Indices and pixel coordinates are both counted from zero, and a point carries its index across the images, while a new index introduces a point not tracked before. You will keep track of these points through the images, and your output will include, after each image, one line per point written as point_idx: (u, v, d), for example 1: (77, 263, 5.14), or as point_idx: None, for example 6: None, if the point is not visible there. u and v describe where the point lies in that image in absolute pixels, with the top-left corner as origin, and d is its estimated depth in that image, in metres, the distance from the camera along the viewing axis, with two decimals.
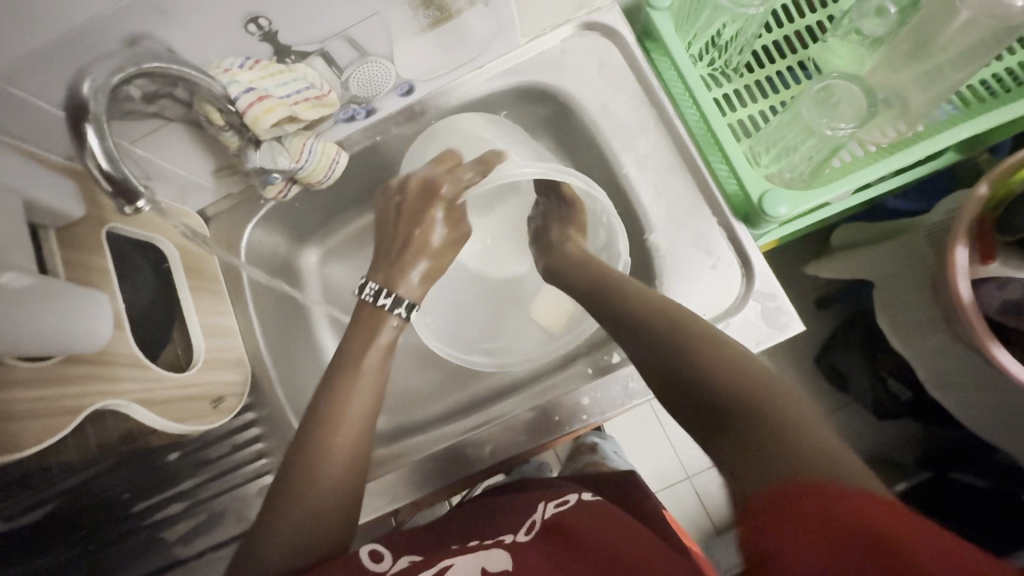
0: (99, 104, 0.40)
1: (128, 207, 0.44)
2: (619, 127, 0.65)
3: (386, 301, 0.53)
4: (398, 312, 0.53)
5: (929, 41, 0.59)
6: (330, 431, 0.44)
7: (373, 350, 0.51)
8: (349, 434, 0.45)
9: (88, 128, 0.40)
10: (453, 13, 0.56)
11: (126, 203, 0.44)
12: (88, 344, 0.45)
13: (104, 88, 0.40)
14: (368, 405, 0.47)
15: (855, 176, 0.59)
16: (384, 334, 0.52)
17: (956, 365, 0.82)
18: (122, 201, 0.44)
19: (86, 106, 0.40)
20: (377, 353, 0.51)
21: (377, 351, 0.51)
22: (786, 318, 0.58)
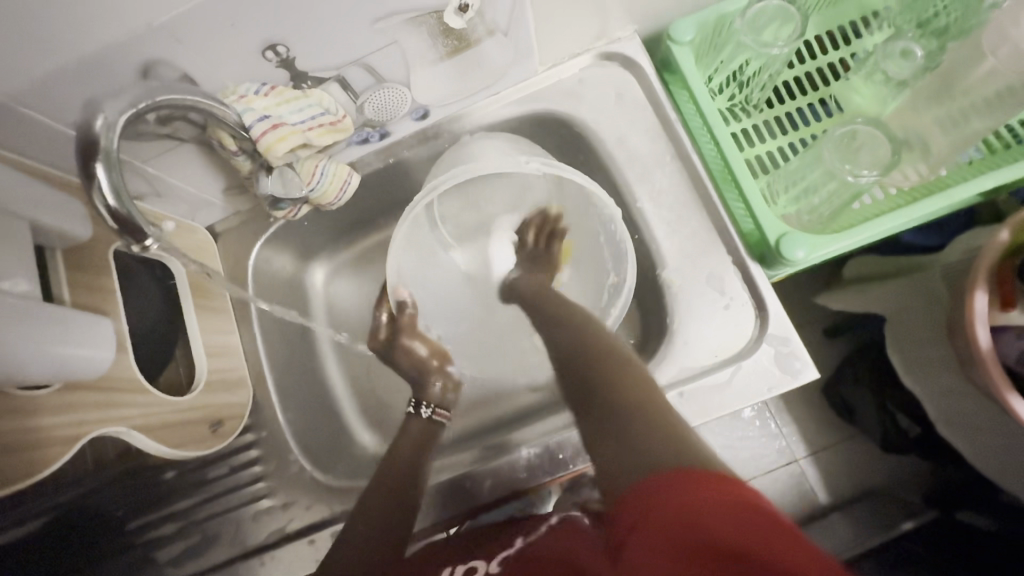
0: (111, 140, 0.39)
1: (135, 245, 0.44)
2: (634, 159, 0.65)
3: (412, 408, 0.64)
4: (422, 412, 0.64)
5: (954, 85, 0.57)
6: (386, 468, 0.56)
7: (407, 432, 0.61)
8: (400, 467, 0.57)
9: (98, 166, 0.39)
10: (472, 42, 0.55)
11: (134, 240, 0.44)
12: (90, 369, 0.44)
13: (115, 125, 0.39)
14: (413, 443, 0.60)
15: (875, 221, 0.58)
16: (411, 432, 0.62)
17: (973, 410, 0.80)
18: (129, 239, 0.43)
19: (97, 142, 0.39)
20: (411, 445, 0.60)
21: (412, 441, 0.60)
22: (799, 364, 0.57)
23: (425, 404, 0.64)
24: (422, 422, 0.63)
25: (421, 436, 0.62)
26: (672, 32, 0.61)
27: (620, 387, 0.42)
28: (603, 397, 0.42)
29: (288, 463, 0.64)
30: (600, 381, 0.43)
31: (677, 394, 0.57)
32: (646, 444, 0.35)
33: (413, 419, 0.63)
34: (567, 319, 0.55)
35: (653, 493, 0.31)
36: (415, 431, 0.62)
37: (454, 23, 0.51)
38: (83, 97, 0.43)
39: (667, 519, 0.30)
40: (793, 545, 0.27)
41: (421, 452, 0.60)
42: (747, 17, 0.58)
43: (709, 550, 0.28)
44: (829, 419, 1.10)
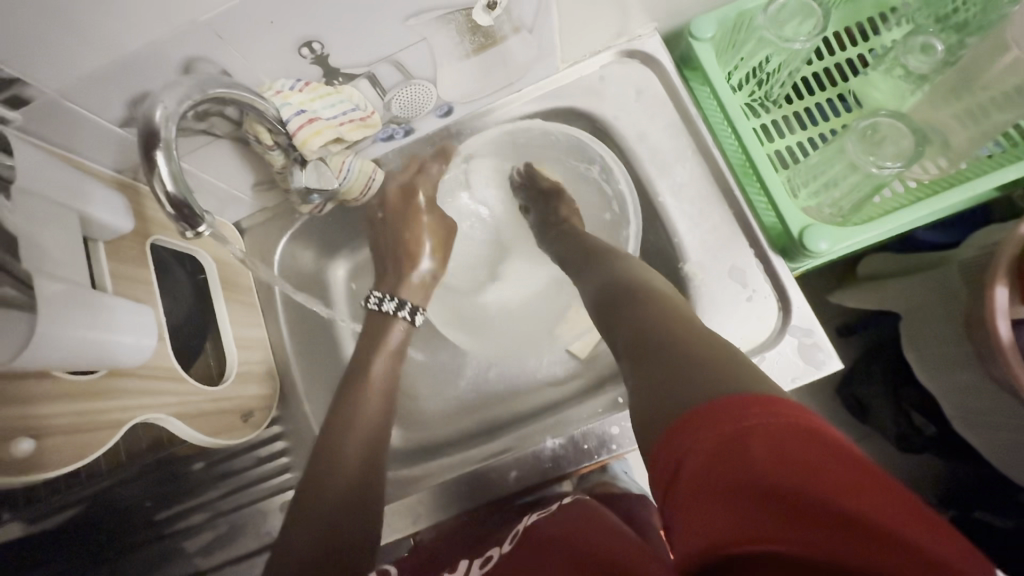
0: (169, 131, 0.41)
1: (189, 231, 0.45)
2: (656, 154, 0.65)
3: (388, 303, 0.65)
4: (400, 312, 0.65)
5: (975, 80, 0.58)
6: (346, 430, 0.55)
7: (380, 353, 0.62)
8: (364, 430, 0.56)
9: (158, 153, 0.41)
10: (498, 39, 0.56)
11: (188, 226, 0.45)
12: (132, 358, 0.45)
13: (173, 115, 0.41)
14: (381, 407, 0.58)
15: (897, 214, 0.59)
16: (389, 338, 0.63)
17: (990, 407, 0.80)
18: (184, 225, 0.44)
19: (157, 132, 0.40)
20: (386, 358, 0.62)
21: (387, 356, 0.62)
22: (822, 355, 0.57)
23: (416, 311, 0.67)
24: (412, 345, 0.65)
25: (398, 344, 0.64)
26: (693, 28, 0.62)
27: (663, 330, 0.40)
28: (657, 336, 0.39)
29: None
30: (662, 334, 0.39)
31: None
32: (710, 374, 0.32)
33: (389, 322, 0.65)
34: (603, 261, 0.57)
35: (724, 422, 0.28)
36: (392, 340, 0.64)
37: (482, 20, 0.52)
38: (127, 93, 0.44)
39: (751, 469, 0.25)
40: (884, 501, 0.23)
41: (389, 391, 0.60)
42: (769, 12, 0.59)
43: (800, 508, 0.23)
44: (843, 417, 1.10)
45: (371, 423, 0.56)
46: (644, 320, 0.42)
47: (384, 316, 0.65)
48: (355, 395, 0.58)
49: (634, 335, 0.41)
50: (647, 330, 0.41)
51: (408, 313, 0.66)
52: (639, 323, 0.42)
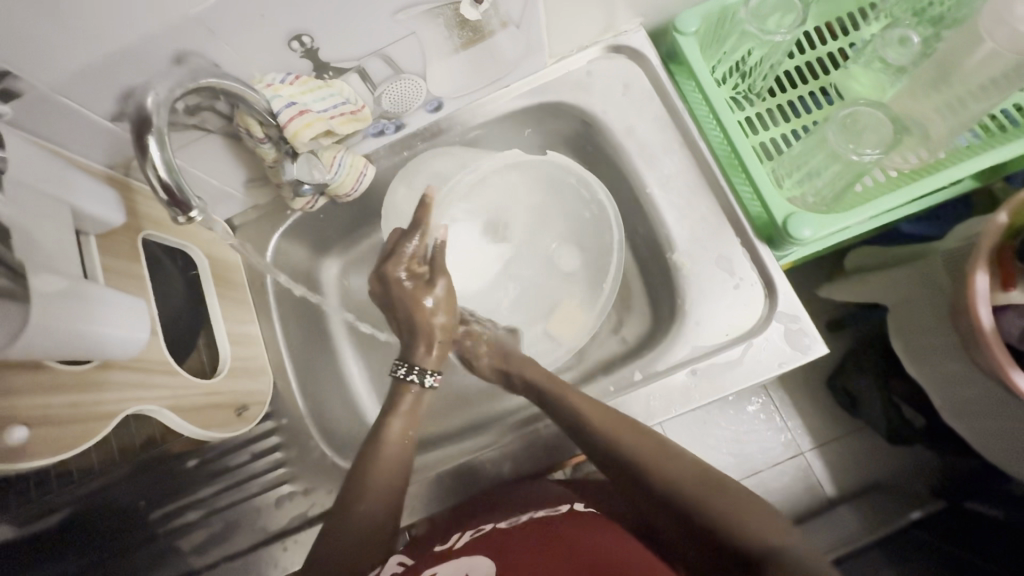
0: (161, 117, 0.44)
1: (182, 216, 0.46)
2: (644, 147, 0.66)
3: (409, 374, 0.58)
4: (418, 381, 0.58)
5: (951, 70, 0.60)
6: (373, 457, 0.53)
7: (396, 415, 0.57)
8: (389, 456, 0.54)
9: (150, 139, 0.43)
10: (486, 34, 0.57)
11: (180, 212, 0.45)
12: (126, 350, 0.45)
13: (162, 103, 0.45)
14: (405, 422, 0.57)
15: (878, 202, 0.60)
16: (405, 403, 0.57)
17: (975, 393, 0.81)
18: (177, 211, 0.45)
19: (149, 119, 0.44)
20: (402, 417, 0.57)
21: (403, 416, 0.57)
22: (809, 340, 0.58)
23: (426, 373, 0.59)
24: (421, 390, 0.58)
25: (413, 407, 0.58)
26: (678, 23, 0.64)
27: (692, 489, 0.44)
28: (693, 510, 0.43)
29: (309, 449, 0.65)
30: (690, 502, 0.43)
31: (690, 371, 0.59)
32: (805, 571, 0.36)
33: (403, 386, 0.59)
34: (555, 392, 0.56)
35: None
36: (409, 400, 0.58)
37: (470, 14, 0.53)
38: (118, 88, 0.44)
39: None
40: None
41: (408, 437, 0.56)
42: (750, 6, 0.60)
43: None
44: (834, 408, 1.12)
45: (388, 482, 0.52)
46: (656, 484, 0.45)
47: (404, 384, 0.59)
48: (371, 457, 0.53)
49: (671, 512, 0.44)
50: (681, 512, 0.43)
51: (423, 377, 0.59)
52: (669, 510, 0.44)
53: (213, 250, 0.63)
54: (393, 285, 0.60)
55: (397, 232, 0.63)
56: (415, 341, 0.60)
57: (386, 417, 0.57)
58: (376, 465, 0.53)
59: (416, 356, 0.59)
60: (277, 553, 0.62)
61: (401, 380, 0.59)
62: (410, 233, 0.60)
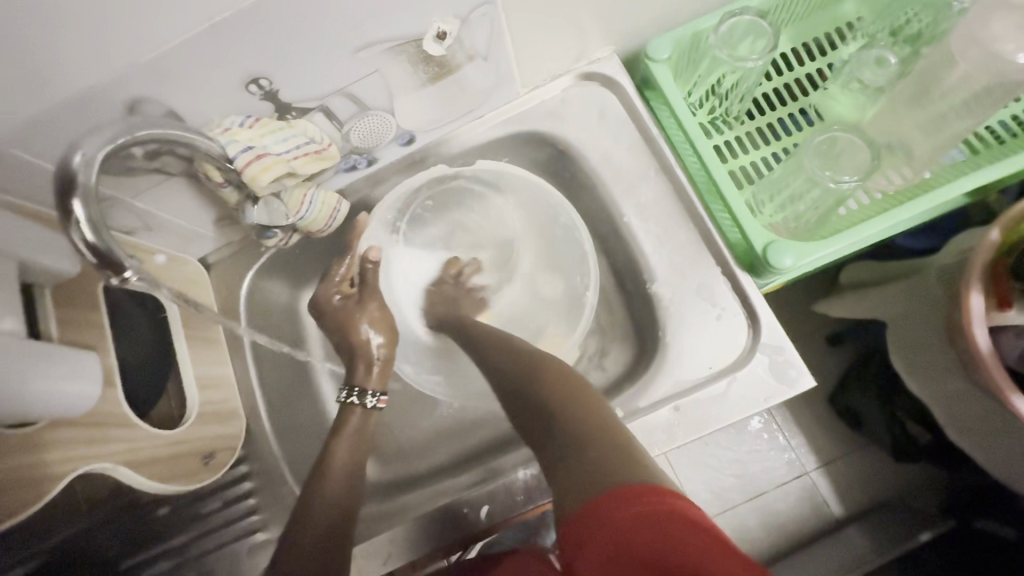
0: (89, 175, 0.39)
1: (115, 278, 0.44)
2: (620, 175, 0.65)
3: (352, 396, 0.61)
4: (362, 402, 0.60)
5: (930, 89, 0.58)
6: (319, 482, 0.54)
7: (340, 441, 0.57)
8: (337, 477, 0.54)
9: (76, 201, 0.39)
10: (452, 68, 0.56)
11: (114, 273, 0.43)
12: (75, 406, 0.44)
13: (95, 160, 0.40)
14: (350, 446, 0.57)
15: (862, 227, 0.58)
16: (347, 425, 0.59)
17: (977, 412, 0.79)
18: (109, 272, 0.43)
19: (75, 177, 0.39)
20: (348, 440, 0.58)
21: (348, 441, 0.58)
22: (795, 373, 0.56)
23: (367, 394, 0.61)
24: (363, 411, 0.60)
25: (355, 430, 0.59)
26: (649, 50, 0.63)
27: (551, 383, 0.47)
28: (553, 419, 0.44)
29: (284, 494, 0.63)
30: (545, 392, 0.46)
31: (673, 408, 0.57)
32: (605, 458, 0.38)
33: (347, 409, 0.60)
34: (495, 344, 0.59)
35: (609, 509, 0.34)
36: (354, 424, 0.59)
37: (433, 50, 0.52)
38: (69, 138, 0.44)
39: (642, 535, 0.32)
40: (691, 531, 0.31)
41: (354, 467, 0.56)
42: (720, 33, 0.60)
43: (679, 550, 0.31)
44: (836, 428, 1.09)
45: (335, 499, 0.53)
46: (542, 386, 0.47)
47: (346, 406, 0.60)
48: (317, 477, 0.54)
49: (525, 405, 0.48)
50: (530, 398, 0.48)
51: (367, 399, 0.61)
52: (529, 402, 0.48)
53: None
54: (326, 306, 0.64)
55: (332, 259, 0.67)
56: (354, 364, 0.62)
57: (333, 445, 0.57)
58: (320, 485, 0.53)
59: (360, 379, 0.62)
60: None
61: (344, 402, 0.61)
62: (343, 256, 0.64)
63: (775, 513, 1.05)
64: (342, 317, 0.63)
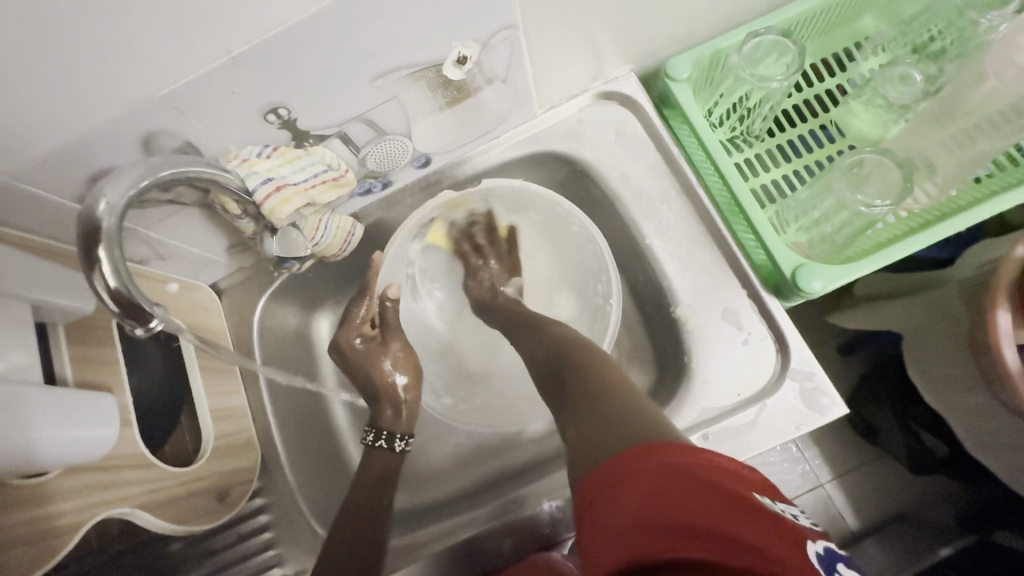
0: (112, 221, 0.38)
1: (140, 327, 0.42)
2: (639, 195, 0.64)
3: (381, 440, 0.62)
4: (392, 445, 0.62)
5: (958, 107, 0.57)
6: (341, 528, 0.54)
7: (362, 486, 0.58)
8: (359, 516, 0.55)
9: (99, 248, 0.38)
10: (471, 91, 0.55)
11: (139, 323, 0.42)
12: (92, 452, 0.42)
13: (118, 207, 0.39)
14: (371, 486, 0.58)
15: (891, 249, 0.57)
16: (376, 468, 0.60)
17: (1000, 430, 0.78)
18: (133, 322, 0.41)
19: (99, 225, 0.38)
20: (368, 487, 0.58)
21: (368, 486, 0.58)
22: (826, 400, 0.55)
23: (395, 438, 0.62)
24: (394, 454, 0.61)
25: (383, 472, 0.60)
26: (669, 70, 0.62)
27: (589, 368, 0.46)
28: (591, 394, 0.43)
29: (299, 527, 0.62)
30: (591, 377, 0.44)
31: (702, 437, 0.55)
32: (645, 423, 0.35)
33: (376, 453, 0.61)
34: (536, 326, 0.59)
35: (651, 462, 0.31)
36: (381, 464, 0.61)
37: (453, 74, 0.51)
38: (85, 172, 0.43)
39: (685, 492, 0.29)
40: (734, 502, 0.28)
41: (379, 506, 0.57)
42: (743, 52, 0.59)
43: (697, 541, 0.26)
44: (853, 442, 1.07)
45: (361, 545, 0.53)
46: (587, 369, 0.46)
47: (374, 449, 0.61)
48: (342, 524, 0.55)
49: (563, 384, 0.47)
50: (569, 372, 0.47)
51: (397, 441, 0.62)
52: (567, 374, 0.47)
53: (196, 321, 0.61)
54: (347, 350, 0.64)
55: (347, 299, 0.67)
56: (381, 405, 0.64)
57: (360, 490, 0.58)
58: (346, 532, 0.54)
59: (389, 422, 0.63)
60: None
61: (371, 446, 0.62)
62: (359, 299, 0.65)
63: None
64: (365, 360, 0.64)
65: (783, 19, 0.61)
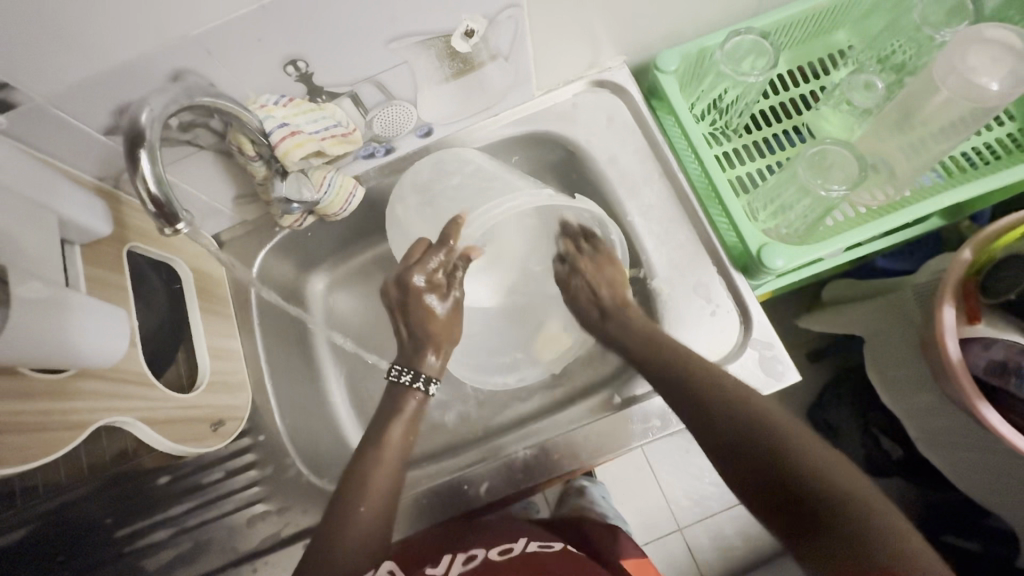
0: (154, 133, 0.43)
1: (168, 228, 0.46)
2: (626, 177, 0.69)
3: (416, 380, 0.58)
4: (419, 386, 0.58)
5: (914, 114, 0.63)
6: (370, 462, 0.53)
7: (394, 423, 0.56)
8: (389, 462, 0.54)
9: (142, 153, 0.42)
10: (476, 65, 0.59)
11: (167, 224, 0.46)
12: (102, 360, 0.45)
13: (158, 119, 0.43)
14: (404, 429, 0.56)
15: (848, 235, 0.62)
16: (408, 409, 0.57)
17: (946, 424, 0.83)
18: (164, 222, 0.45)
19: (143, 133, 0.43)
20: (402, 424, 0.57)
21: (403, 423, 0.57)
22: (782, 367, 0.60)
23: (430, 382, 0.59)
24: (423, 398, 0.58)
25: (412, 415, 0.57)
26: (658, 62, 0.67)
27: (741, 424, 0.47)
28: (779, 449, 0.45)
29: (285, 468, 0.64)
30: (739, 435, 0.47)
31: None
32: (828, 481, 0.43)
33: (410, 393, 0.58)
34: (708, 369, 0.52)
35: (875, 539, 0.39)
36: (410, 408, 0.57)
37: (461, 46, 0.56)
38: (114, 103, 0.46)
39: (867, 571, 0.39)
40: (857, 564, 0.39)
41: (408, 444, 0.56)
42: (726, 49, 0.64)
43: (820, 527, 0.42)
44: (814, 439, 1.13)
45: (387, 480, 0.53)
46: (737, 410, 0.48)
47: (401, 387, 0.58)
48: (371, 453, 0.54)
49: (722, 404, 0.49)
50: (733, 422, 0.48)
51: (424, 383, 0.59)
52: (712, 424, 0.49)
53: (198, 265, 0.64)
54: (412, 294, 0.59)
55: (421, 241, 0.61)
56: (422, 349, 0.60)
57: (383, 425, 0.56)
58: (377, 468, 0.53)
59: (421, 363, 0.59)
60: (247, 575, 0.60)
61: (406, 386, 0.58)
62: (436, 249, 0.59)
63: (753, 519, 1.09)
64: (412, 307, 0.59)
65: (762, 23, 0.67)
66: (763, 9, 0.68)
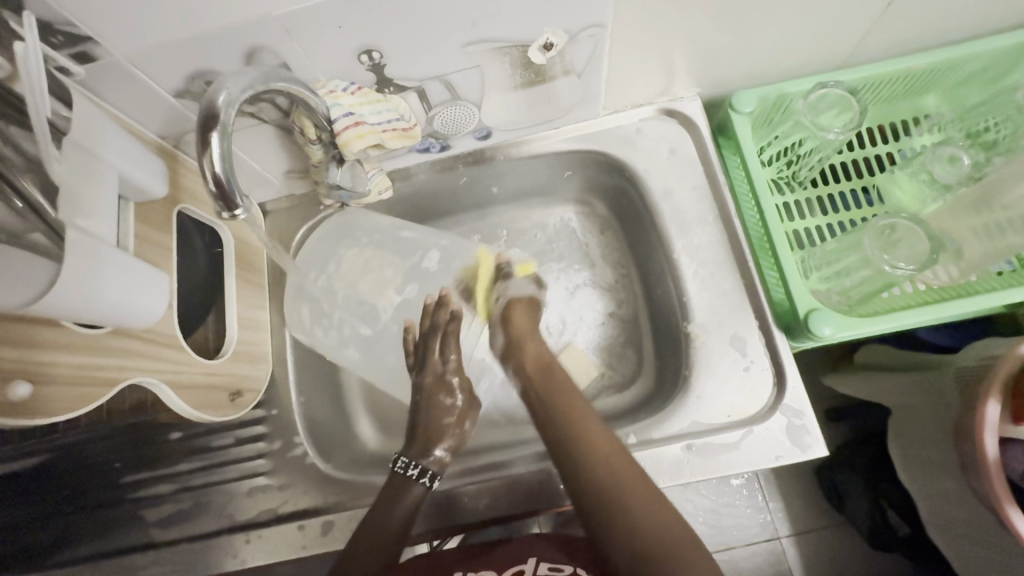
0: (228, 115, 0.43)
1: (224, 212, 0.46)
2: (677, 213, 0.67)
3: (414, 471, 0.56)
4: (423, 481, 0.56)
5: (995, 196, 0.59)
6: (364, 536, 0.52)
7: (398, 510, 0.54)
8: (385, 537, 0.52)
9: (213, 135, 0.42)
10: (547, 78, 0.58)
11: (224, 208, 0.46)
12: (138, 320, 0.45)
13: (235, 102, 0.43)
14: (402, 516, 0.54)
15: (901, 313, 0.59)
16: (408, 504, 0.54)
17: (962, 516, 0.79)
18: (222, 205, 0.45)
19: (216, 114, 0.42)
20: (402, 512, 0.54)
21: (402, 513, 0.54)
22: (809, 439, 0.57)
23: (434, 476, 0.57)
24: (422, 489, 0.56)
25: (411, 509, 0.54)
26: (733, 101, 0.64)
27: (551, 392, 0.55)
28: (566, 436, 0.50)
29: (291, 445, 0.65)
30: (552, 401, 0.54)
31: (685, 447, 0.58)
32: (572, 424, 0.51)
33: (402, 481, 0.56)
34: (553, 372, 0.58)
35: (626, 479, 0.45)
36: (409, 499, 0.55)
37: (536, 58, 0.54)
38: (188, 67, 0.46)
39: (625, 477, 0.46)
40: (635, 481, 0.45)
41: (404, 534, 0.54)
42: (808, 100, 0.61)
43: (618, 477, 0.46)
44: (820, 500, 1.09)
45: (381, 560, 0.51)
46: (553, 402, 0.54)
47: (404, 479, 0.56)
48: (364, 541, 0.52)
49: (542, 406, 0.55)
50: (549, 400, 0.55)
51: (430, 480, 0.56)
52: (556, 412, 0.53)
53: (241, 233, 0.64)
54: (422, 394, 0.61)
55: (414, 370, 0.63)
56: (430, 443, 0.59)
57: (388, 502, 0.54)
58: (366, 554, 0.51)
59: (427, 455, 0.58)
60: (237, 544, 0.60)
61: (404, 476, 0.56)
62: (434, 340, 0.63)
63: (740, 569, 1.07)
64: (435, 410, 0.60)
65: (851, 77, 0.64)
66: (853, 62, 0.65)
